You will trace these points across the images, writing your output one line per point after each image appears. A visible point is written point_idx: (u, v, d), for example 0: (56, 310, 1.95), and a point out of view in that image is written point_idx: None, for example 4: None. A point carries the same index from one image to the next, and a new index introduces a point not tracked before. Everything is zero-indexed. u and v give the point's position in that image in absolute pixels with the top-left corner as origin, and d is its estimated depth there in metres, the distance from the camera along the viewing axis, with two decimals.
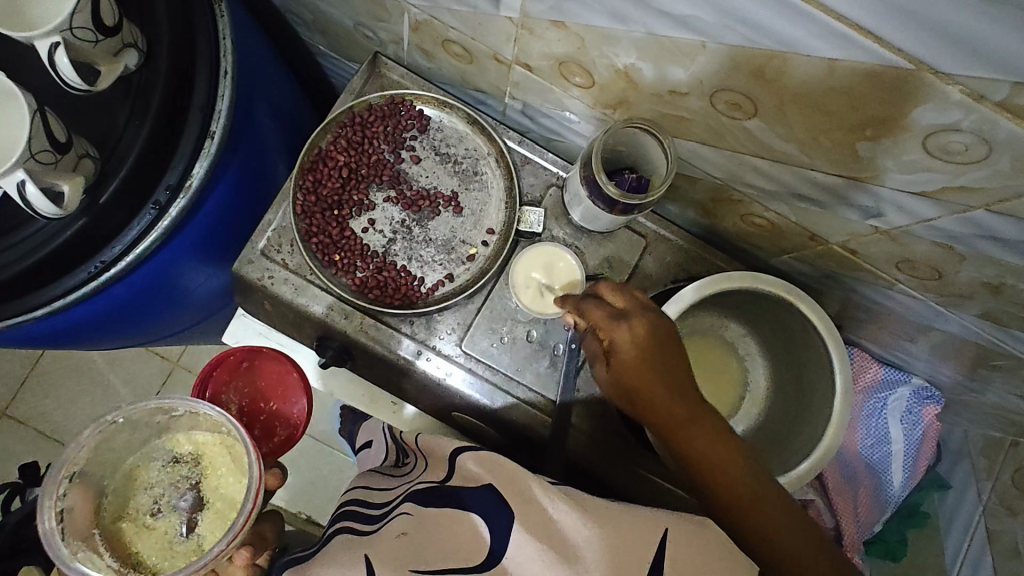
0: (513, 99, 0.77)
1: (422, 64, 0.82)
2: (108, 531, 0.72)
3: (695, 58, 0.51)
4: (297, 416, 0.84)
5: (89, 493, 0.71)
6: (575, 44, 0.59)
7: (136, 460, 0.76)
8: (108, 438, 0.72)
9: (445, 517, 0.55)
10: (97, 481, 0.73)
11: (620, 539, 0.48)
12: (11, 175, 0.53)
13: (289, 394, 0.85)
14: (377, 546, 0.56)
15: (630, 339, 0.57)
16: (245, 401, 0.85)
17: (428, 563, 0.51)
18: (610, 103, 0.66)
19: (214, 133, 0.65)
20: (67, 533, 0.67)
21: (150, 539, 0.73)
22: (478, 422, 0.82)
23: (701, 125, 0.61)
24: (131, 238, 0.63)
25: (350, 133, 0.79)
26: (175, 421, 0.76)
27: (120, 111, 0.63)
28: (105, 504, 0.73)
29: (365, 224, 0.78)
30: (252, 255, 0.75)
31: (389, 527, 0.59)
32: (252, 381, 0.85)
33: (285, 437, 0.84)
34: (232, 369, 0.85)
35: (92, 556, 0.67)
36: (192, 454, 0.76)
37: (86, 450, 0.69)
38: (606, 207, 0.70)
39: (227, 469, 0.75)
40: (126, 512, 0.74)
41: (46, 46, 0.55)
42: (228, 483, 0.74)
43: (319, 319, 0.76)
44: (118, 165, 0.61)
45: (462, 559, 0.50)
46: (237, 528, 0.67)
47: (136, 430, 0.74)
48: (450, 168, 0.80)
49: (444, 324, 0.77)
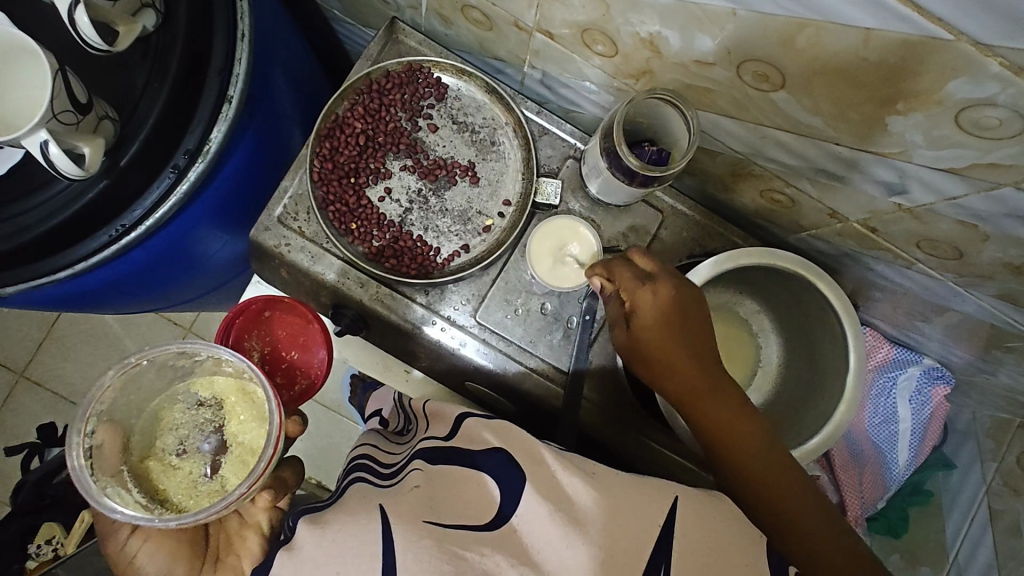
0: (532, 67, 0.76)
1: (439, 29, 0.80)
2: (135, 469, 0.73)
3: (724, 26, 0.50)
4: (317, 366, 0.83)
5: (118, 433, 0.72)
6: (599, 11, 0.58)
7: (160, 403, 0.77)
8: (133, 379, 0.73)
9: (454, 476, 0.56)
10: (125, 421, 0.74)
11: (627, 500, 0.49)
12: (34, 136, 0.53)
13: (310, 342, 0.84)
14: (391, 497, 0.55)
15: (654, 301, 0.59)
16: (266, 349, 0.84)
17: (442, 516, 0.51)
18: (633, 73, 0.65)
19: (232, 98, 0.64)
20: (95, 469, 0.68)
21: (176, 477, 0.73)
22: (491, 391, 0.83)
23: (725, 96, 0.60)
24: (152, 202, 0.63)
25: (367, 101, 0.78)
26: (197, 366, 0.78)
27: (139, 73, 0.62)
28: (132, 443, 0.74)
29: (382, 193, 0.78)
30: (268, 222, 0.75)
31: (403, 481, 0.58)
32: (277, 330, 0.84)
33: (304, 386, 0.83)
34: (254, 316, 0.83)
35: (119, 491, 0.68)
36: (215, 399, 0.78)
37: (110, 391, 0.70)
38: (626, 178, 0.70)
39: (246, 414, 0.76)
40: (153, 451, 0.75)
41: (66, 4, 0.53)
42: (248, 427, 0.76)
43: (333, 286, 0.77)
44: (137, 129, 0.61)
45: (473, 517, 0.50)
46: (257, 473, 0.69)
47: (159, 372, 0.76)
48: (467, 138, 0.79)
49: (458, 295, 0.78)
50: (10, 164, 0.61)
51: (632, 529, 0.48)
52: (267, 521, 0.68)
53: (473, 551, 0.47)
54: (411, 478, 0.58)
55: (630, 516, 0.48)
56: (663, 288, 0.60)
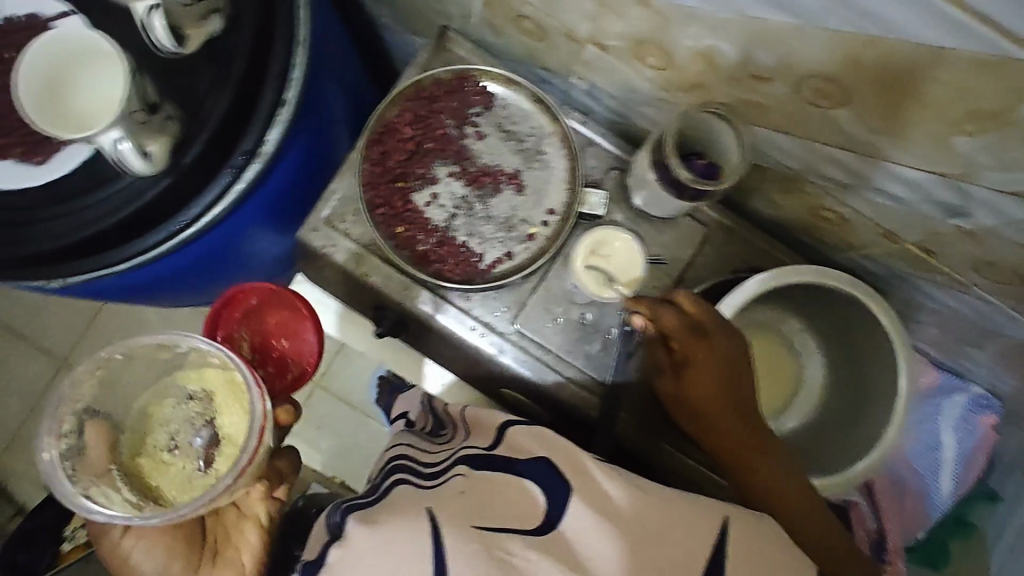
0: (580, 78, 0.76)
1: (488, 38, 0.81)
2: (125, 467, 0.75)
3: (787, 43, 0.50)
4: (308, 353, 0.85)
5: (105, 432, 0.74)
6: (657, 25, 0.58)
7: (146, 400, 0.79)
8: (104, 378, 0.75)
9: (498, 481, 0.56)
10: (110, 420, 0.76)
11: (678, 520, 0.50)
12: (107, 132, 0.57)
13: (301, 325, 0.86)
14: (436, 500, 0.55)
15: (707, 355, 0.63)
16: (256, 338, 0.85)
17: (489, 519, 0.51)
18: (686, 87, 0.64)
19: (288, 101, 0.65)
20: (78, 471, 0.71)
21: (166, 472, 0.75)
22: (528, 399, 0.83)
23: (782, 112, 0.59)
24: (209, 200, 0.64)
25: (417, 107, 0.78)
26: (184, 360, 0.78)
27: (202, 75, 0.64)
28: (123, 442, 0.76)
29: (428, 198, 0.78)
30: (316, 223, 0.77)
31: (446, 485, 0.59)
32: (262, 320, 0.86)
33: (295, 374, 0.85)
34: (240, 303, 0.84)
35: (106, 491, 0.71)
36: (207, 391, 0.78)
37: (86, 390, 0.74)
38: (676, 193, 0.70)
39: (236, 407, 0.76)
40: (144, 448, 0.77)
41: (144, 9, 0.59)
42: (236, 420, 0.76)
43: (376, 288, 0.78)
44: (200, 129, 0.62)
45: (521, 519, 0.50)
46: (240, 467, 0.70)
47: (128, 369, 0.77)
48: (514, 145, 0.79)
49: (499, 302, 0.78)
50: (81, 158, 0.63)
51: (683, 546, 0.48)
52: (264, 513, 0.75)
53: (520, 556, 0.47)
54: (454, 484, 0.58)
55: (680, 532, 0.49)
56: (717, 342, 0.63)
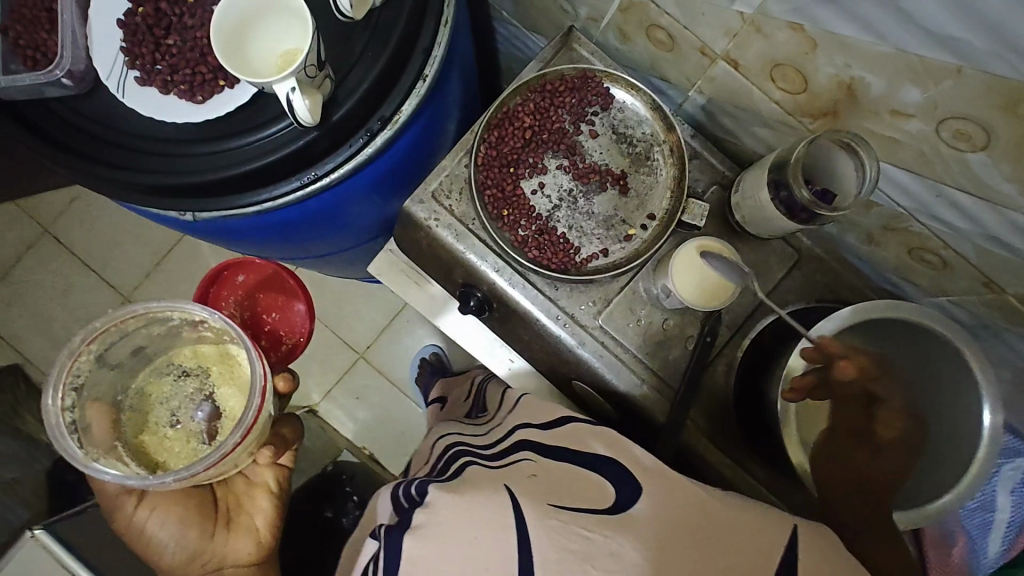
0: (700, 92, 0.80)
1: (613, 42, 0.85)
2: (131, 443, 0.83)
3: (940, 81, 0.52)
4: (297, 323, 1.11)
5: (105, 409, 0.82)
6: (802, 49, 0.60)
7: (143, 381, 0.87)
8: (108, 353, 0.81)
9: (566, 468, 0.58)
10: (110, 398, 0.84)
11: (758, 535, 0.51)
12: (283, 83, 0.59)
13: (290, 302, 1.11)
14: (507, 478, 0.58)
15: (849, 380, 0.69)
16: (246, 315, 1.09)
17: (563, 500, 0.53)
18: (814, 113, 0.67)
19: (428, 77, 0.70)
20: (85, 442, 0.78)
21: (181, 442, 0.84)
22: (599, 398, 0.85)
23: (911, 149, 0.61)
24: (343, 156, 0.68)
25: (539, 99, 0.81)
26: (168, 338, 0.88)
27: (358, 41, 0.67)
28: (123, 420, 0.84)
29: (535, 186, 0.81)
30: (423, 196, 0.81)
31: (514, 467, 0.61)
32: (251, 305, 1.10)
33: (289, 342, 1.10)
34: (228, 284, 1.10)
35: (117, 463, 0.78)
36: (201, 366, 0.88)
37: (84, 362, 0.78)
38: (786, 212, 0.71)
39: (227, 378, 0.87)
40: (148, 426, 0.85)
41: None
42: (230, 393, 0.87)
43: (472, 266, 0.81)
44: (349, 91, 0.66)
45: (594, 502, 0.53)
46: (247, 421, 0.77)
47: (132, 351, 0.85)
48: (624, 148, 0.81)
49: (586, 294, 0.81)
50: (242, 97, 0.65)
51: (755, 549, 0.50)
52: (273, 480, 0.88)
53: (613, 531, 0.49)
54: (522, 466, 0.60)
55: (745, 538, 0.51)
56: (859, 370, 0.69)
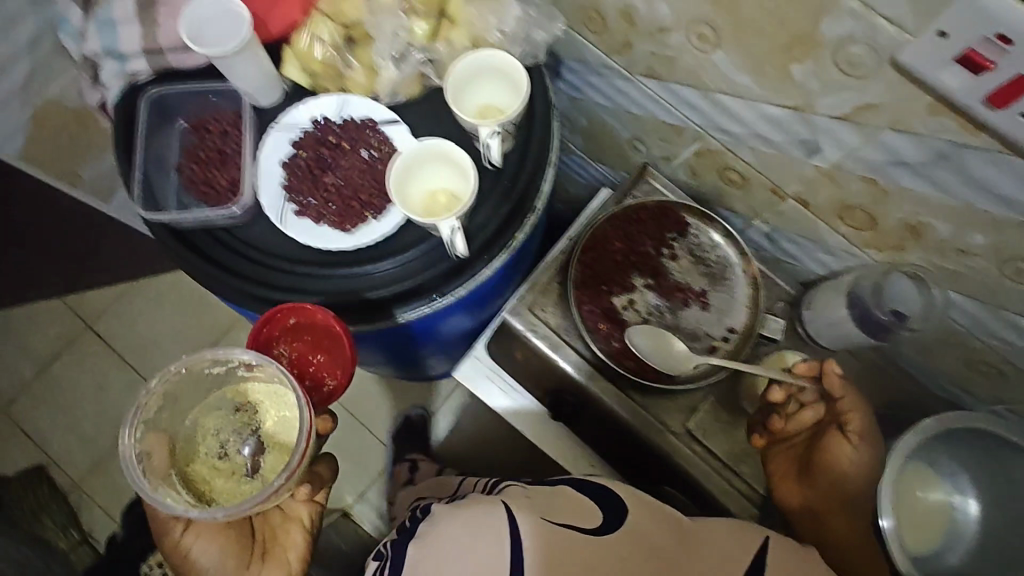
0: (764, 221, 0.91)
1: (682, 176, 0.97)
2: (182, 473, 0.75)
3: (1003, 231, 0.63)
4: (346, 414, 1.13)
5: (162, 438, 0.75)
6: (873, 197, 0.72)
7: (194, 412, 0.79)
8: (173, 390, 0.76)
9: (571, 498, 0.71)
10: (169, 428, 0.77)
11: None
12: (448, 222, 0.68)
13: (327, 339, 0.74)
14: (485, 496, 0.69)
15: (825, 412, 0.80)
16: None
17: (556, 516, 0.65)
18: (880, 246, 0.78)
19: (536, 208, 0.75)
20: (148, 471, 0.71)
21: (223, 478, 0.75)
22: (689, 500, 0.91)
23: (973, 280, 0.71)
24: (462, 280, 0.74)
25: (625, 226, 0.91)
26: (229, 373, 0.78)
27: (485, 178, 0.75)
28: (177, 449, 0.76)
29: (626, 303, 0.89)
30: (520, 308, 0.89)
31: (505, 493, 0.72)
32: (254, 330, 0.74)
33: None
34: None
35: (170, 492, 0.71)
36: (234, 401, 0.78)
37: (156, 398, 0.73)
38: (867, 332, 0.81)
39: (280, 412, 0.76)
40: (196, 456, 0.77)
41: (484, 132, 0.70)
42: (282, 426, 0.76)
43: (571, 375, 0.89)
44: (477, 225, 0.74)
45: (588, 520, 0.66)
46: (293, 464, 0.70)
47: (194, 382, 0.78)
48: (702, 269, 0.91)
49: (677, 403, 0.88)
50: (393, 226, 0.74)
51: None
52: (307, 515, 0.81)
53: None
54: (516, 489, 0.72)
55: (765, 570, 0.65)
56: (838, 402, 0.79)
